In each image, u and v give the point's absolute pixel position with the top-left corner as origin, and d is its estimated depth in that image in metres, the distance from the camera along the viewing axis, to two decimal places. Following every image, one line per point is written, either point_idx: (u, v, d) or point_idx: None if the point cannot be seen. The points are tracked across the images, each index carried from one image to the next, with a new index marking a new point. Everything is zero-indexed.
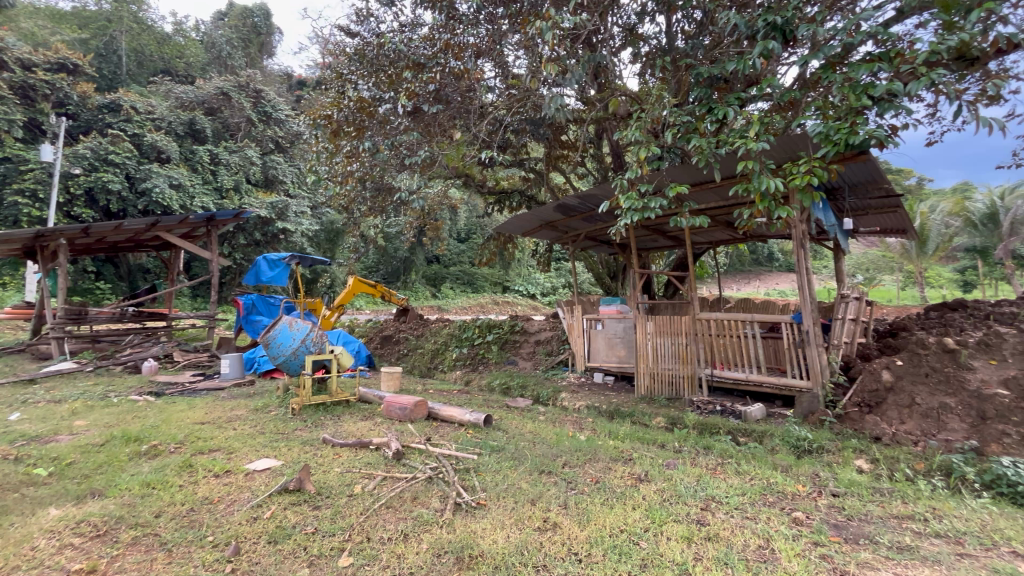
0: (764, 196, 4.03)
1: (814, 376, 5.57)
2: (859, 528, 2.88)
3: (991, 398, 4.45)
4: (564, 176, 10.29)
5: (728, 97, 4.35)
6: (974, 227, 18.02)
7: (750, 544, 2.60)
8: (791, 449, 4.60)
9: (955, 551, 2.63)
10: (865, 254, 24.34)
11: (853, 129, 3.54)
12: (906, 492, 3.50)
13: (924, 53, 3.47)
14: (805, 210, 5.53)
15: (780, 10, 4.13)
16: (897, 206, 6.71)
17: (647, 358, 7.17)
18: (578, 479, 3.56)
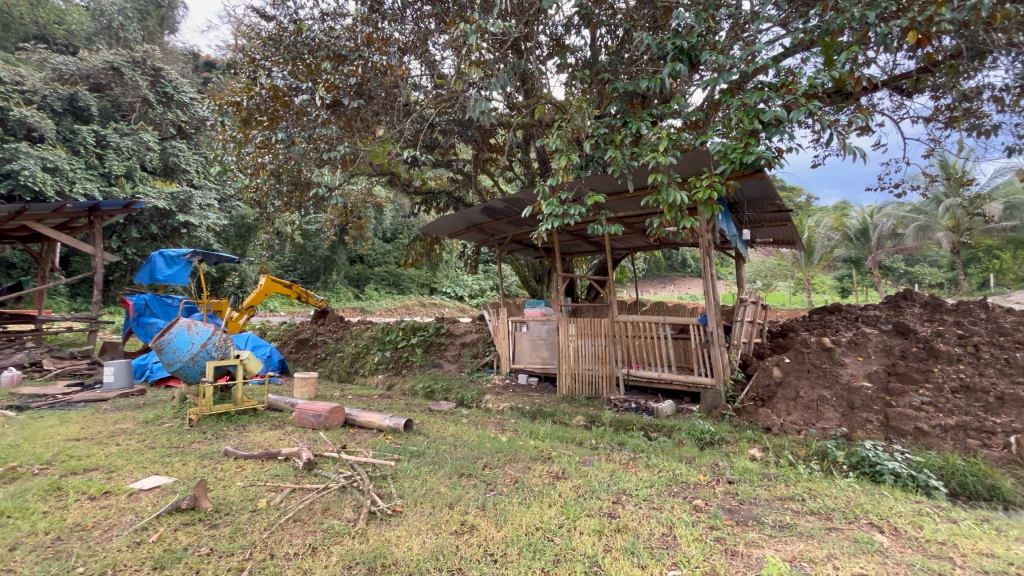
0: (672, 207, 4.32)
1: (717, 373, 6.07)
2: (748, 511, 3.17)
3: (857, 390, 5.13)
4: (492, 179, 10.36)
5: (642, 112, 4.63)
6: (850, 241, 20.94)
7: (655, 532, 2.77)
8: (694, 441, 4.97)
9: (825, 525, 2.98)
10: (764, 263, 26.93)
11: (747, 149, 3.91)
12: (789, 475, 3.91)
13: (805, 85, 3.92)
14: (710, 220, 6.01)
15: (687, 36, 4.47)
16: (787, 220, 7.50)
17: (569, 359, 7.40)
18: (498, 480, 3.59)
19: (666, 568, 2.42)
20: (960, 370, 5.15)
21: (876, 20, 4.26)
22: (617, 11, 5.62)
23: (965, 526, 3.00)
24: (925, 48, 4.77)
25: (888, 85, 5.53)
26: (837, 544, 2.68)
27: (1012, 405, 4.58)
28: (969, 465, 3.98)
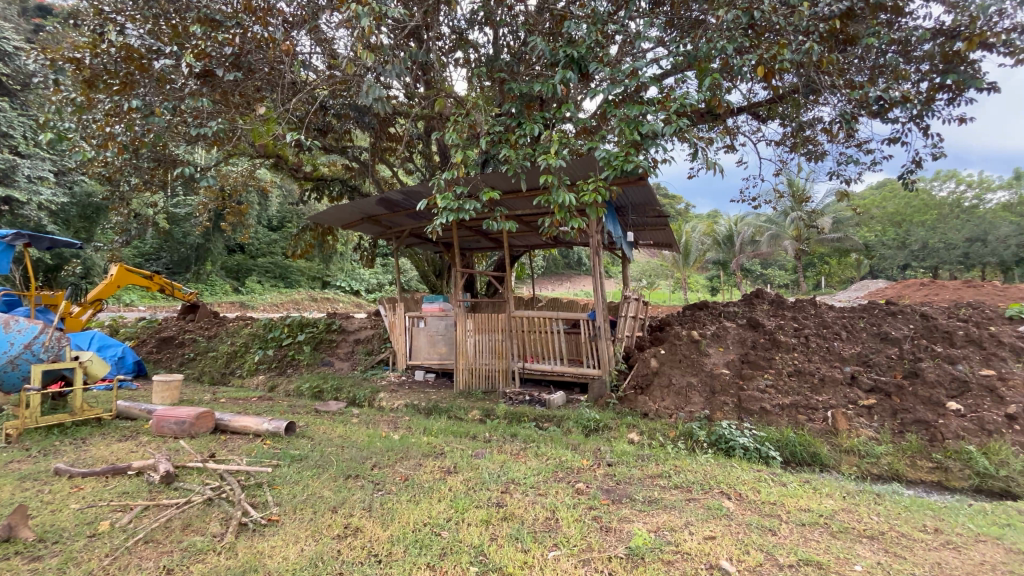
0: (562, 207, 4.54)
1: (603, 364, 6.54)
2: (624, 490, 3.46)
3: (718, 376, 5.85)
4: (390, 169, 10.02)
5: (536, 115, 4.80)
6: (719, 245, 23.67)
7: (539, 517, 2.91)
8: (581, 428, 5.29)
9: (686, 496, 3.37)
10: (649, 263, 29.44)
11: (627, 158, 4.25)
12: (659, 455, 4.34)
13: (678, 104, 4.35)
14: (599, 222, 6.42)
15: (577, 46, 4.73)
16: (666, 224, 8.29)
17: (466, 354, 7.40)
18: (387, 479, 3.51)
19: (547, 550, 2.55)
20: (795, 357, 6.12)
21: (735, 52, 4.87)
22: (518, 13, 5.75)
23: (791, 487, 3.58)
24: (773, 82, 5.59)
25: (747, 110, 6.36)
26: (693, 512, 3.03)
27: (830, 385, 5.56)
28: (798, 436, 4.78)
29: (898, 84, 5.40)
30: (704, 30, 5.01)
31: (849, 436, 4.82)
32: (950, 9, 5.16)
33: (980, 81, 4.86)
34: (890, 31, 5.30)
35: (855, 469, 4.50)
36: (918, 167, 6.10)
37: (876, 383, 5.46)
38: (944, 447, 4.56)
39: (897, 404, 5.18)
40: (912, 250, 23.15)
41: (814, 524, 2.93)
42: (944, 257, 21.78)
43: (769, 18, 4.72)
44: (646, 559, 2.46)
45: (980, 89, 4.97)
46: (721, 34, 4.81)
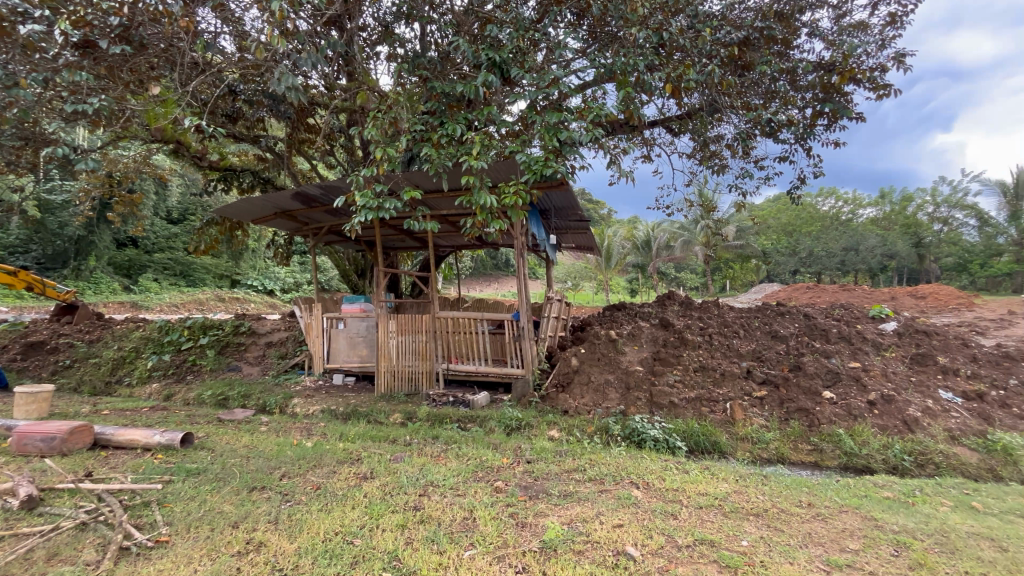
0: (484, 209, 4.58)
1: (527, 364, 6.68)
2: (541, 485, 3.56)
3: (632, 372, 6.20)
4: (308, 162, 9.51)
5: (458, 116, 4.78)
6: (638, 249, 25.05)
7: (456, 518, 2.91)
8: (502, 428, 5.35)
9: (599, 488, 3.53)
10: (573, 265, 30.45)
11: (547, 163, 4.37)
12: (576, 450, 4.51)
13: (595, 113, 4.55)
14: (523, 224, 6.54)
15: (499, 50, 4.80)
16: (587, 228, 8.64)
17: (388, 356, 7.11)
18: (297, 489, 3.32)
19: (462, 549, 2.55)
20: (700, 354, 6.64)
21: (649, 69, 5.20)
22: (445, 11, 5.71)
23: (692, 474, 3.88)
24: (682, 99, 6.03)
25: (661, 123, 6.81)
26: (605, 502, 3.19)
27: (729, 379, 6.10)
28: (701, 427, 5.19)
29: (786, 109, 6.06)
30: (620, 46, 5.29)
31: (744, 425, 5.32)
32: (828, 46, 5.88)
33: (849, 111, 5.59)
34: (780, 61, 5.92)
35: (748, 454, 4.97)
36: (802, 183, 6.86)
37: (767, 376, 6.06)
38: (820, 431, 5.17)
39: (784, 394, 5.79)
40: (800, 258, 26.09)
41: (710, 506, 3.21)
42: (826, 263, 25.01)
43: (677, 40, 5.09)
44: (558, 550, 2.55)
45: (850, 117, 5.71)
46: (636, 50, 5.11)
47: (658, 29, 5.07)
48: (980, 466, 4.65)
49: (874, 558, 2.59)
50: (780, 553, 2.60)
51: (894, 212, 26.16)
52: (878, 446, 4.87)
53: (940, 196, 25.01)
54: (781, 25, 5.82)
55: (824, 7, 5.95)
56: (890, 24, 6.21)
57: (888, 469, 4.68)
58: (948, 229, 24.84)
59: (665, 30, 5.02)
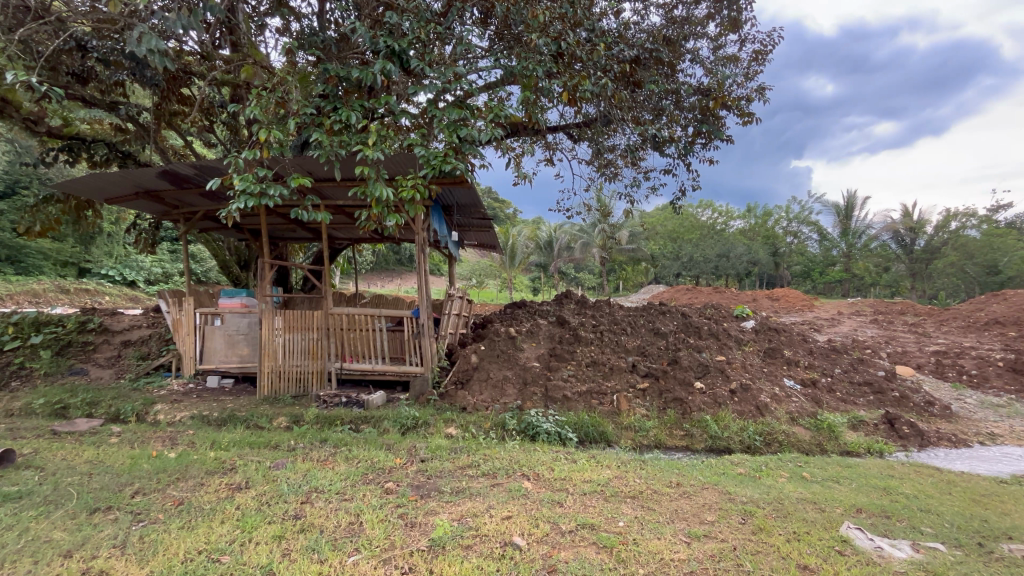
0: (380, 202, 4.41)
1: (426, 361, 6.58)
2: (433, 483, 3.53)
3: (529, 368, 6.41)
4: (180, 137, 8.42)
5: (353, 102, 4.54)
6: (540, 249, 25.86)
7: (341, 523, 2.78)
8: (398, 427, 5.20)
9: (492, 482, 3.60)
10: (478, 262, 30.58)
11: (445, 159, 4.34)
12: (471, 446, 4.55)
13: (493, 113, 4.60)
14: (424, 219, 6.43)
15: (400, 39, 4.67)
16: (490, 226, 8.73)
17: (273, 354, 6.56)
18: (153, 507, 2.93)
19: (346, 556, 2.45)
20: (592, 350, 7.05)
21: (549, 76, 5.39)
22: None
23: (579, 463, 4.12)
24: (580, 108, 6.34)
25: (563, 129, 7.11)
26: (496, 496, 3.26)
27: (617, 372, 6.56)
28: (590, 419, 5.52)
29: (670, 126, 6.65)
30: (522, 50, 5.42)
31: (628, 415, 5.77)
32: (706, 73, 6.56)
33: (722, 133, 6.29)
34: (667, 82, 6.48)
35: (631, 442, 5.40)
36: (683, 194, 7.58)
37: (650, 369, 6.62)
38: (690, 417, 5.78)
39: (662, 385, 6.36)
40: (682, 262, 28.89)
41: (593, 492, 3.43)
42: (703, 268, 27.96)
43: (575, 51, 5.34)
44: (446, 547, 2.55)
45: (722, 139, 6.43)
46: (536, 57, 5.29)
47: (558, 39, 5.28)
48: (811, 442, 5.52)
49: (726, 527, 2.95)
50: (650, 530, 2.85)
51: (757, 225, 30.01)
52: (736, 429, 5.56)
53: (792, 213, 29.19)
54: (668, 49, 6.37)
55: (704, 38, 6.62)
56: (755, 59, 7.09)
57: (743, 448, 5.36)
58: (797, 242, 29.12)
59: (565, 40, 5.24)
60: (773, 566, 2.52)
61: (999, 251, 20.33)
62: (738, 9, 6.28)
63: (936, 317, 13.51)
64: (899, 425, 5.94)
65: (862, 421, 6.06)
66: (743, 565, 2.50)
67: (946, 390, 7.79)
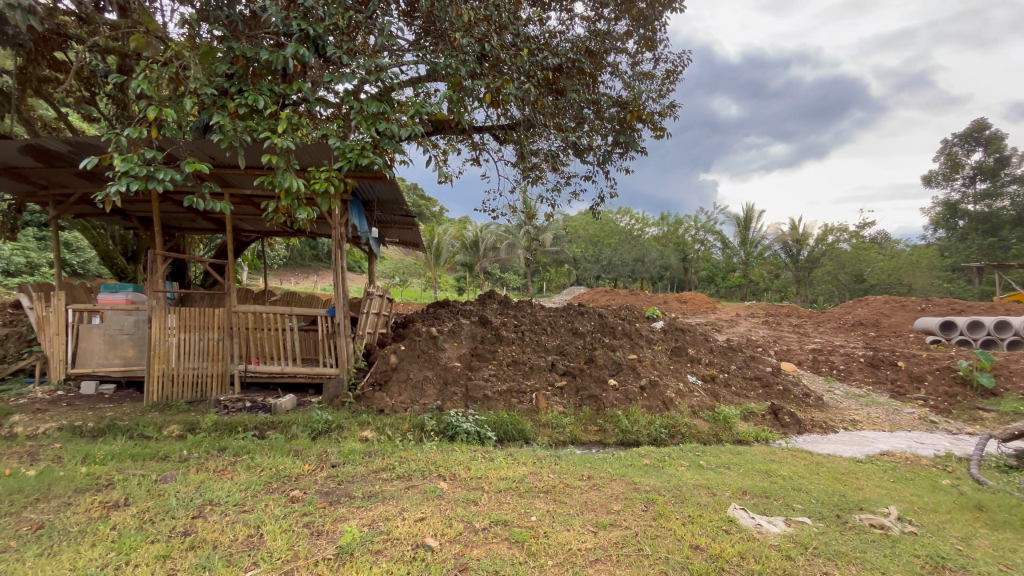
0: (289, 194, 4.15)
1: (342, 363, 6.25)
2: (343, 489, 3.40)
3: (450, 368, 6.37)
4: (51, 108, 7.32)
5: (261, 85, 4.23)
6: (466, 248, 25.75)
7: (238, 537, 2.59)
8: (308, 432, 4.92)
9: (407, 484, 3.54)
10: (401, 260, 29.79)
11: (362, 152, 4.19)
12: (386, 449, 4.42)
13: (414, 109, 4.51)
14: (342, 213, 6.15)
15: (315, 23, 4.42)
16: (412, 223, 8.54)
17: (165, 356, 5.92)
18: (2, 534, 2.53)
19: (242, 571, 2.28)
20: (513, 350, 7.16)
21: (474, 77, 5.40)
22: None
23: (497, 461, 4.18)
24: (505, 111, 6.41)
25: (489, 130, 7.13)
26: (410, 498, 3.21)
27: (537, 371, 6.73)
28: (510, 417, 5.60)
29: (590, 135, 6.94)
30: (446, 48, 5.37)
31: (545, 413, 5.93)
32: (624, 86, 6.92)
33: (637, 145, 6.67)
34: (588, 93, 6.74)
35: (548, 438, 5.56)
36: (601, 201, 7.93)
37: (567, 368, 6.85)
38: (604, 413, 6.07)
39: (579, 383, 6.62)
40: (601, 265, 30.27)
41: (508, 489, 3.49)
42: (621, 271, 29.45)
43: (499, 55, 5.40)
44: (355, 553, 2.47)
45: (637, 150, 6.83)
46: (460, 56, 5.26)
47: (481, 40, 5.30)
48: (709, 432, 6.03)
49: (630, 515, 3.14)
50: (561, 522, 2.96)
51: (669, 232, 32.20)
52: (645, 422, 5.93)
53: (700, 222, 31.67)
54: (589, 60, 6.64)
55: (622, 53, 6.98)
56: (668, 78, 7.61)
57: (650, 441, 5.73)
58: (704, 249, 31.63)
59: (488, 43, 5.28)
60: (670, 547, 2.73)
61: (864, 262, 23.62)
62: (652, 29, 6.70)
63: (815, 319, 15.36)
64: (782, 414, 6.68)
65: (751, 413, 6.73)
66: (643, 549, 2.67)
67: (820, 383, 8.89)
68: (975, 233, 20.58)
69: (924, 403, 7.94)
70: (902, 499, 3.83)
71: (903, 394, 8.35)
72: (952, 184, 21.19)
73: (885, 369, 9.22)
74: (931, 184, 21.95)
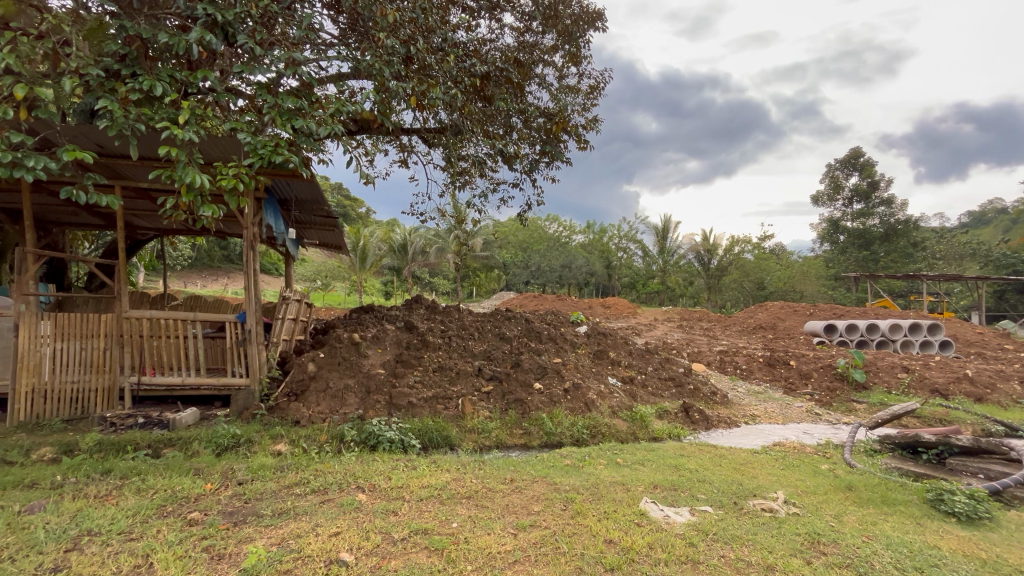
0: (192, 189, 3.81)
1: (253, 372, 5.84)
2: (250, 508, 3.18)
3: (373, 376, 6.16)
4: None
5: (159, 71, 3.86)
6: (394, 252, 25.12)
7: (122, 569, 2.33)
8: (212, 449, 4.53)
9: (321, 499, 3.38)
10: (324, 263, 28.41)
11: (276, 150, 3.96)
12: (301, 462, 4.18)
13: (333, 106, 4.33)
14: (255, 212, 5.76)
15: (224, 9, 4.12)
16: (334, 225, 8.18)
17: (36, 369, 5.18)
18: None
19: None
20: (440, 355, 7.08)
21: (400, 78, 5.31)
22: None
23: (419, 469, 4.11)
24: (433, 114, 6.35)
25: (417, 133, 7.01)
26: (324, 513, 3.07)
27: (463, 377, 6.70)
28: (435, 424, 5.53)
29: (518, 143, 7.07)
30: (371, 47, 5.24)
31: (471, 418, 5.93)
32: (550, 98, 7.14)
33: (562, 155, 6.89)
34: (516, 102, 6.87)
35: (473, 443, 5.57)
36: (529, 209, 8.10)
37: (494, 372, 6.89)
38: (529, 416, 6.19)
39: (506, 387, 6.68)
40: (531, 270, 30.89)
41: (429, 497, 3.44)
42: (549, 277, 30.23)
43: (425, 58, 5.37)
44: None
45: (561, 160, 7.06)
46: (384, 56, 5.16)
47: (407, 43, 5.24)
48: (627, 431, 6.34)
49: (549, 515, 3.23)
50: (481, 526, 2.98)
51: (595, 240, 33.59)
52: (568, 424, 6.11)
53: (623, 231, 33.41)
54: (518, 71, 6.78)
55: (549, 65, 7.20)
56: (591, 93, 7.98)
57: (572, 442, 5.92)
58: (627, 256, 33.33)
59: (414, 45, 5.23)
60: (585, 543, 2.84)
61: (763, 271, 26.10)
62: (576, 45, 6.98)
63: (723, 322, 16.72)
64: (692, 412, 7.19)
65: (665, 411, 7.18)
66: (560, 547, 2.76)
67: (725, 382, 9.68)
68: (852, 247, 23.58)
69: (811, 398, 8.93)
70: (789, 484, 4.28)
71: (794, 390, 9.32)
72: (835, 204, 24.08)
73: (780, 368, 10.22)
74: (819, 202, 24.76)
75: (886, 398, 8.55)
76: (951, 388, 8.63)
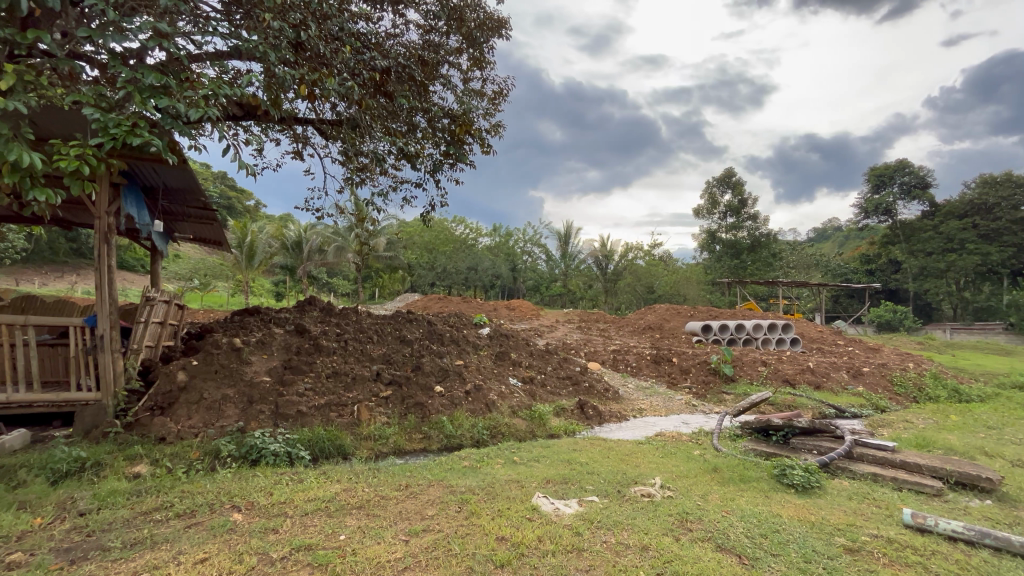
0: (19, 169, 3.20)
1: (105, 386, 5.03)
2: (94, 541, 2.75)
3: (257, 384, 5.65)
4: None
5: None
6: (287, 250, 23.35)
7: None
8: (44, 477, 3.83)
9: (186, 523, 3.02)
10: (203, 260, 25.51)
11: (134, 130, 3.47)
12: (164, 484, 3.70)
13: (208, 86, 3.90)
14: (109, 200, 4.99)
15: None
16: (212, 218, 7.37)
17: None
18: None
19: None
20: (334, 360, 6.68)
21: (290, 64, 4.96)
22: None
23: (306, 483, 3.84)
24: (327, 106, 6.01)
25: (311, 124, 6.59)
26: (190, 538, 2.76)
27: (359, 382, 6.40)
28: (327, 433, 5.21)
29: (421, 143, 6.93)
30: (256, 26, 4.84)
31: (367, 425, 5.69)
32: (455, 100, 7.12)
33: (466, 158, 6.89)
34: (420, 100, 6.75)
35: (368, 451, 5.34)
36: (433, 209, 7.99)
37: (393, 377, 6.68)
38: (429, 420, 6.10)
39: (405, 392, 6.51)
40: (437, 272, 30.55)
41: (316, 511, 3.24)
42: (455, 279, 30.17)
43: (318, 45, 5.09)
44: None
45: (465, 163, 7.05)
46: (271, 39, 4.78)
47: (297, 27, 4.95)
48: (526, 430, 6.50)
49: (443, 518, 3.22)
50: (371, 536, 2.88)
51: (501, 243, 34.18)
52: (468, 426, 6.13)
53: (527, 236, 34.46)
54: (422, 70, 6.67)
55: (453, 67, 7.18)
56: (496, 99, 8.10)
57: (472, 443, 5.93)
58: (531, 260, 34.42)
59: (305, 30, 4.94)
60: (477, 543, 2.86)
61: (653, 276, 28.47)
62: (480, 50, 7.03)
63: (617, 324, 17.95)
64: (587, 408, 7.60)
65: (563, 409, 7.52)
66: (452, 549, 2.76)
67: (618, 379, 10.39)
68: (726, 256, 26.69)
69: (689, 391, 9.92)
70: (666, 470, 4.72)
71: (676, 384, 10.28)
72: (712, 217, 27.02)
73: (664, 364, 11.20)
74: (699, 215, 27.63)
75: (748, 388, 9.77)
76: (797, 378, 10.12)
